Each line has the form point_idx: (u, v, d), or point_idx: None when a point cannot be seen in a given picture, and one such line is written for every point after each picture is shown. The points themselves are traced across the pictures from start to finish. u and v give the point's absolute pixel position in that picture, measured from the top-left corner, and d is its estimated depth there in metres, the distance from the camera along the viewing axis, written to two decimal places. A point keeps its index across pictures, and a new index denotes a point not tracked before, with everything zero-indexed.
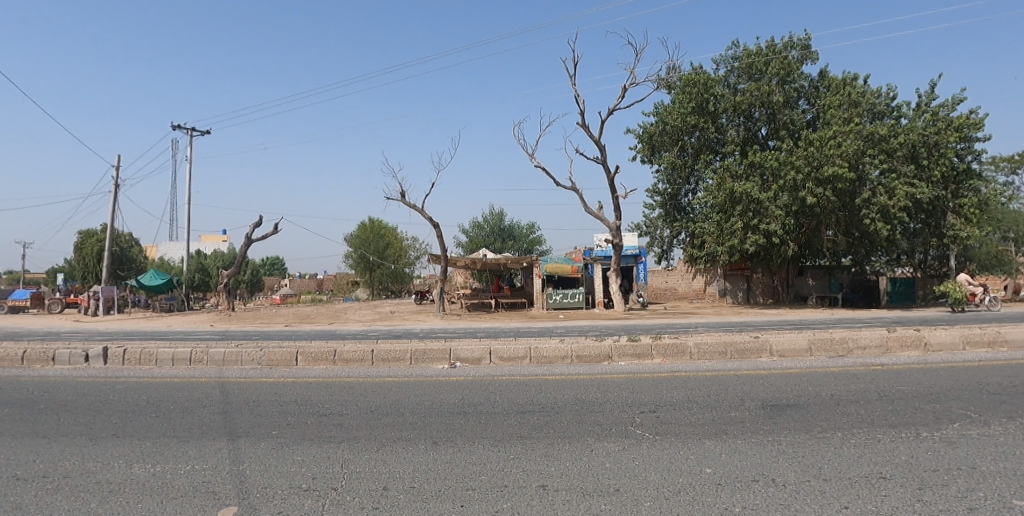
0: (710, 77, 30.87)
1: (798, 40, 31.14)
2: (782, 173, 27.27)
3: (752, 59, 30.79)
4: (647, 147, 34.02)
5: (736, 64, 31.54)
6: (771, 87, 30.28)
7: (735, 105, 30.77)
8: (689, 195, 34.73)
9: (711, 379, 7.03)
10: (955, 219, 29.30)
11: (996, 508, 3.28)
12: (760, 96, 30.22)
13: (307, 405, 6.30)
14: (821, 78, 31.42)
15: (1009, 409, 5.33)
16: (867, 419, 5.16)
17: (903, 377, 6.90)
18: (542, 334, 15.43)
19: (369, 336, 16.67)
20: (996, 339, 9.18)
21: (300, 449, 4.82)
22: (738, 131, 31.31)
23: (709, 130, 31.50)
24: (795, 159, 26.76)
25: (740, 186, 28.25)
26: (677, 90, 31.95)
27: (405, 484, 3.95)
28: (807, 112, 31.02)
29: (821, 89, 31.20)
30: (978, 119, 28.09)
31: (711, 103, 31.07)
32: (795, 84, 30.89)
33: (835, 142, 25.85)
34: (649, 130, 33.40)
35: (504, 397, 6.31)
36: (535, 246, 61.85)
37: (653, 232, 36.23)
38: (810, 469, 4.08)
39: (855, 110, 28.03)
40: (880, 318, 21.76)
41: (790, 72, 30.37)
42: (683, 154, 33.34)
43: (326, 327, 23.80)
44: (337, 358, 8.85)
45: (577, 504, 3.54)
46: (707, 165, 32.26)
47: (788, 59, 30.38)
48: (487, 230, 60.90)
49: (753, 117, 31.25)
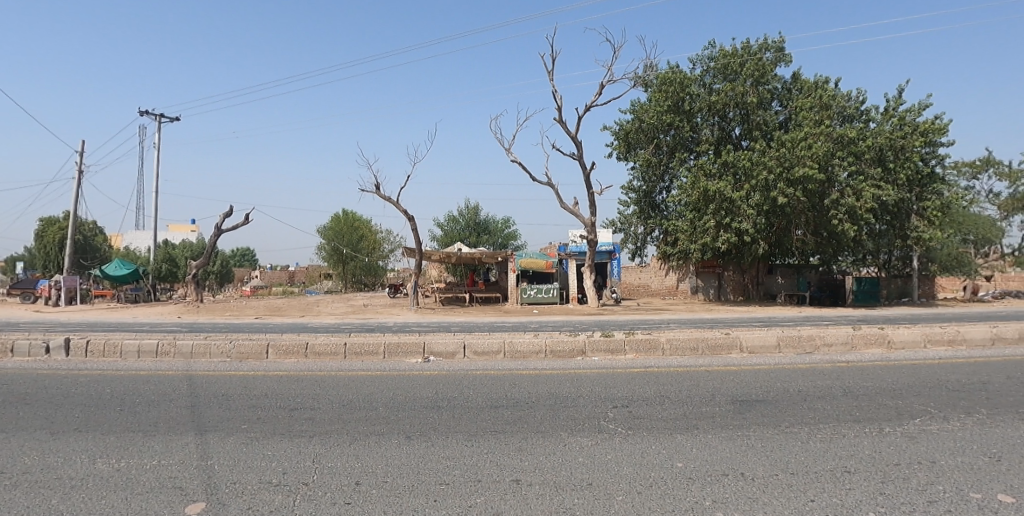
0: (686, 76, 31.16)
1: (772, 43, 31.61)
2: (754, 173, 27.71)
3: (728, 60, 31.10)
4: (623, 144, 34.16)
5: (712, 64, 31.84)
6: (745, 88, 30.71)
7: (711, 105, 31.15)
8: (663, 192, 35.22)
9: (681, 375, 7.12)
10: (918, 221, 30.16)
11: (965, 506, 3.40)
12: (735, 96, 30.57)
13: (279, 399, 6.18)
14: (793, 81, 32.03)
15: (967, 405, 5.55)
16: (833, 414, 5.28)
17: (867, 373, 7.11)
18: (516, 329, 15.33)
19: (341, 330, 16.32)
20: (955, 338, 9.50)
21: (269, 444, 4.74)
22: (713, 130, 31.71)
23: (683, 129, 31.80)
24: (767, 159, 27.23)
25: (714, 185, 28.57)
26: (653, 87, 32.20)
27: (376, 479, 3.93)
28: (779, 113, 31.58)
29: (793, 92, 31.82)
30: (943, 125, 28.97)
31: (687, 102, 31.44)
32: (769, 85, 31.40)
33: (806, 143, 26.50)
34: (626, 127, 33.55)
35: (479, 391, 6.29)
36: (510, 241, 61.69)
37: (627, 229, 36.52)
38: (777, 463, 4.19)
39: (825, 112, 28.65)
40: (848, 317, 22.38)
41: (764, 74, 30.86)
42: (658, 152, 33.68)
43: (298, 320, 23.43)
44: (310, 351, 8.69)
45: (551, 499, 3.56)
46: (682, 163, 32.69)
47: (762, 61, 30.89)
48: (462, 223, 60.91)
49: (727, 117, 31.63)
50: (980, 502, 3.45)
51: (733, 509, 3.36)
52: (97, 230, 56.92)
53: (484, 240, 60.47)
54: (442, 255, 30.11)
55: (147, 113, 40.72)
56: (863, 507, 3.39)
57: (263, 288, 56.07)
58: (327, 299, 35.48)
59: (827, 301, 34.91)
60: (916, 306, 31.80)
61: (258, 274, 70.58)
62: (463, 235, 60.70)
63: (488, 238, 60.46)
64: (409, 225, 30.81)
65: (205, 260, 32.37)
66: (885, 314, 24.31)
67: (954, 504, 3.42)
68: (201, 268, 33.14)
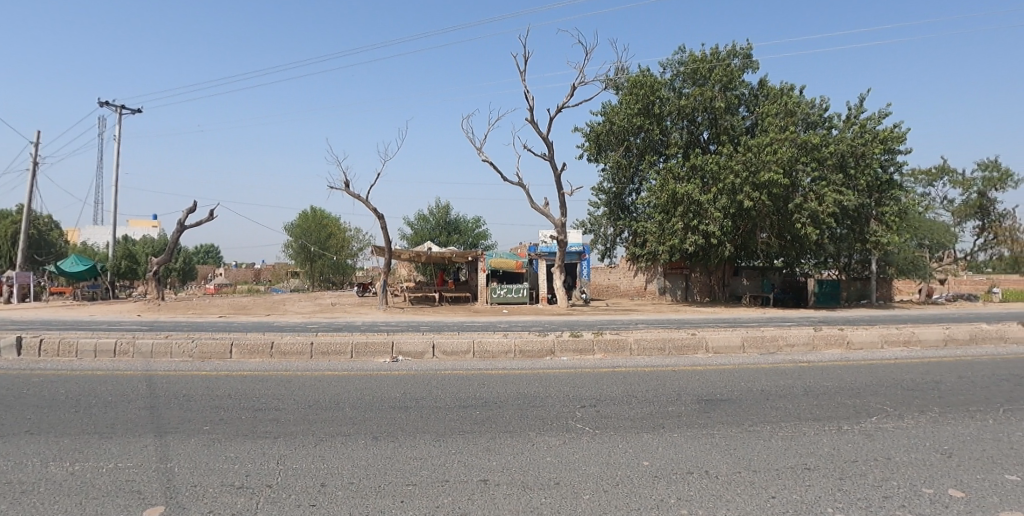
0: (656, 80, 31.59)
1: (740, 49, 32.27)
2: (721, 177, 28.31)
3: (697, 65, 31.65)
4: (594, 146, 34.77)
5: (682, 69, 32.36)
6: (714, 93, 31.27)
7: (680, 109, 31.64)
8: (633, 194, 35.73)
9: (649, 374, 7.21)
10: (877, 226, 31.18)
11: (917, 501, 3.53)
12: (704, 101, 31.10)
13: (243, 400, 6.03)
14: (760, 87, 32.74)
15: (920, 404, 5.76)
16: (794, 413, 5.42)
17: (827, 373, 7.33)
18: (485, 329, 15.31)
19: (307, 329, 16.04)
20: (910, 339, 9.86)
21: (231, 446, 4.62)
22: (682, 134, 32.23)
23: (653, 132, 32.28)
24: (734, 163, 27.84)
25: (683, 187, 29.04)
26: (624, 90, 32.59)
27: (342, 480, 3.87)
28: (746, 119, 32.26)
29: (760, 98, 32.52)
30: (901, 133, 30.01)
31: (657, 105, 31.88)
32: (736, 91, 32.04)
33: (771, 148, 27.17)
34: (597, 129, 34.07)
35: (447, 391, 6.25)
36: (481, 241, 61.59)
37: (597, 230, 36.98)
38: (741, 461, 4.27)
39: (790, 119, 29.39)
40: (809, 318, 23.07)
41: (732, 80, 31.43)
42: (628, 154, 34.15)
43: (264, 319, 22.97)
44: (275, 351, 8.53)
45: (518, 498, 3.57)
46: (651, 166, 33.20)
47: (731, 66, 31.47)
48: (432, 223, 60.61)
49: (696, 121, 32.20)
50: (932, 497, 3.59)
51: (697, 507, 3.41)
52: (53, 225, 54.72)
53: (454, 240, 60.27)
54: (413, 255, 29.82)
55: (108, 105, 39.22)
56: (823, 503, 3.48)
57: (225, 288, 52.42)
58: (294, 297, 34.86)
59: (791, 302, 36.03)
60: (874, 308, 32.97)
61: (223, 272, 68.76)
62: (433, 235, 60.38)
63: (459, 238, 60.18)
64: (378, 223, 30.52)
65: (167, 257, 31.45)
66: (845, 316, 25.12)
67: (908, 499, 3.54)
68: (163, 265, 32.13)
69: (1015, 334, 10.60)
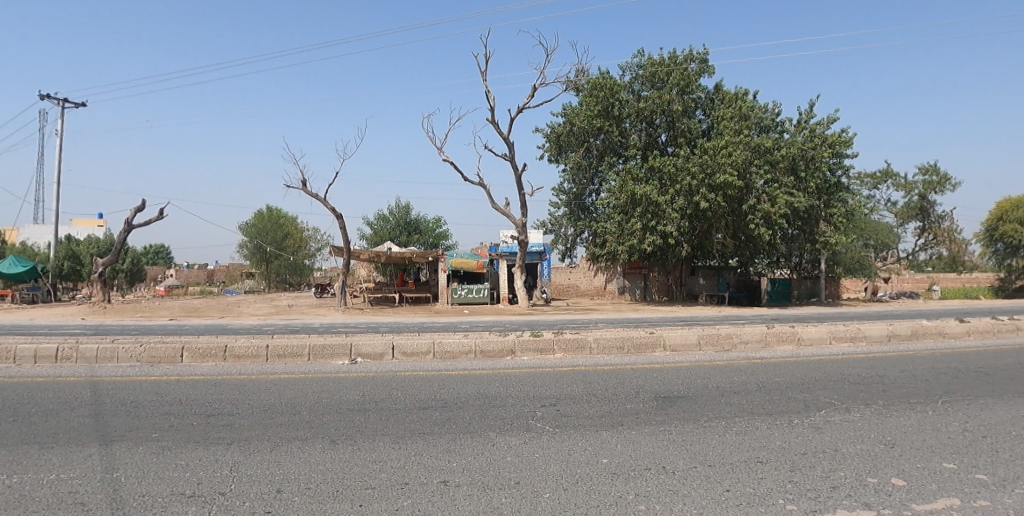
0: (616, 82, 32.07)
1: (696, 54, 33.06)
2: (679, 178, 29.00)
3: (656, 68, 32.25)
4: (554, 147, 35.08)
5: (640, 72, 32.94)
6: (671, 96, 31.94)
7: (639, 111, 32.21)
8: (593, 195, 36.23)
9: (609, 373, 7.31)
10: (826, 227, 32.47)
11: (863, 490, 3.68)
12: (661, 104, 31.73)
13: (195, 405, 5.83)
14: (716, 91, 33.61)
15: (865, 397, 6.02)
16: (748, 408, 5.59)
17: (779, 369, 7.58)
18: (446, 330, 15.26)
19: (262, 331, 15.66)
20: (857, 335, 10.31)
21: (182, 453, 4.47)
22: (640, 136, 32.86)
23: (613, 133, 32.80)
24: (691, 165, 28.57)
25: (641, 189, 29.59)
26: (585, 92, 32.98)
27: (299, 486, 3.80)
28: (702, 122, 33.09)
29: (715, 102, 33.37)
30: (848, 138, 31.37)
31: (616, 108, 32.38)
32: (693, 95, 32.82)
33: (726, 151, 27.98)
34: (558, 130, 34.33)
35: (407, 392, 6.20)
36: (441, 241, 61.33)
37: (557, 230, 37.44)
38: (696, 456, 4.37)
39: (744, 123, 30.29)
40: (762, 316, 23.86)
41: (689, 84, 32.20)
42: (588, 155, 34.63)
43: (217, 321, 22.30)
44: (229, 354, 8.29)
45: (478, 498, 3.56)
46: (610, 167, 33.73)
47: (688, 71, 32.21)
48: (392, 223, 59.98)
49: (654, 124, 32.83)
50: (877, 486, 3.75)
51: (654, 502, 3.47)
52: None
53: (414, 240, 59.82)
54: (372, 255, 29.49)
55: (49, 98, 37.25)
56: (774, 495, 3.59)
57: (180, 288, 52.11)
58: (249, 299, 33.94)
59: (745, 301, 37.27)
60: (823, 306, 34.37)
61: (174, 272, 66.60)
62: (393, 234, 59.78)
63: (419, 238, 59.71)
64: (337, 223, 30.07)
65: (115, 258, 30.16)
66: (795, 314, 26.11)
67: (855, 489, 3.69)
68: (110, 266, 30.83)
69: (952, 330, 11.23)
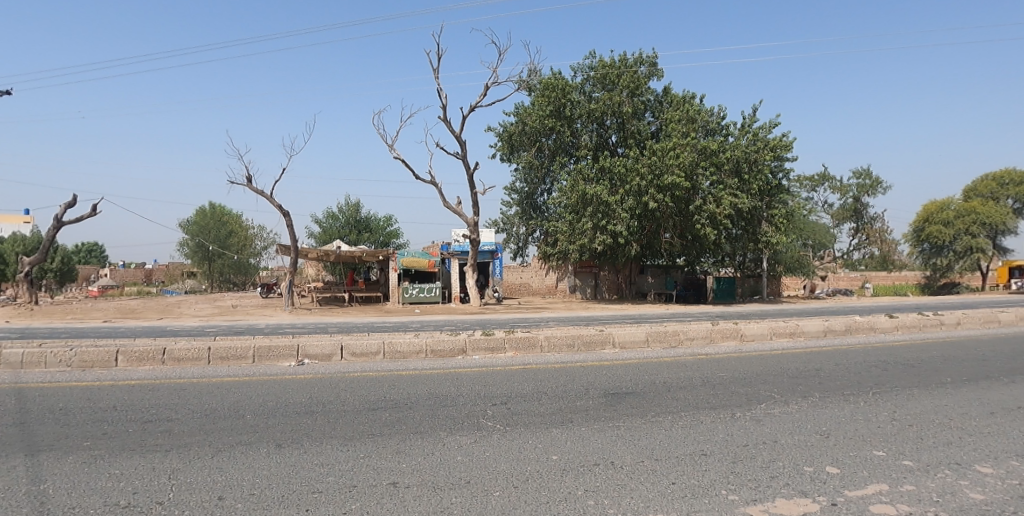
0: (568, 83, 32.47)
1: (646, 57, 33.85)
2: (628, 179, 29.70)
3: (606, 70, 32.83)
4: (507, 146, 35.26)
5: (591, 74, 33.45)
6: (621, 98, 32.53)
7: (590, 112, 32.75)
8: (545, 194, 36.66)
9: (559, 371, 7.40)
10: (768, 228, 33.45)
11: (800, 479, 3.85)
12: (612, 106, 32.23)
13: (131, 411, 5.56)
14: (664, 94, 34.46)
15: (803, 389, 6.32)
16: (693, 403, 5.77)
17: (723, 364, 7.87)
18: (395, 330, 15.11)
19: (201, 333, 15.07)
20: (796, 330, 10.81)
21: (116, 462, 4.26)
22: (592, 136, 33.43)
23: (564, 134, 33.26)
24: (640, 167, 29.28)
25: (592, 189, 30.16)
26: (537, 92, 33.24)
27: (242, 492, 3.68)
28: (651, 124, 33.89)
29: (664, 104, 34.24)
30: (789, 142, 32.58)
31: (568, 108, 32.79)
32: (642, 97, 33.58)
33: (674, 152, 28.75)
34: (510, 130, 34.60)
35: (356, 394, 6.10)
36: (393, 239, 60.59)
37: (509, 229, 37.68)
38: (643, 451, 4.48)
39: (691, 125, 31.15)
40: (707, 313, 24.58)
41: (639, 86, 32.93)
42: (540, 155, 35.07)
43: (155, 323, 21.32)
44: (168, 357, 7.93)
45: (427, 499, 3.54)
46: (562, 167, 34.20)
47: (637, 74, 32.93)
48: (342, 221, 58.87)
49: (605, 125, 33.42)
50: (813, 474, 3.94)
51: (602, 497, 3.53)
52: None
53: (364, 238, 58.87)
54: (321, 254, 28.95)
55: None
56: (717, 486, 3.72)
57: (112, 288, 50.04)
58: (190, 299, 32.54)
59: (691, 299, 38.39)
60: (765, 304, 35.86)
61: (109, 272, 63.33)
62: (343, 233, 58.70)
63: (369, 236, 58.81)
64: (284, 221, 29.30)
65: (43, 257, 28.40)
66: (739, 311, 27.11)
67: (792, 478, 3.87)
68: (38, 265, 29.04)
69: (883, 325, 11.92)
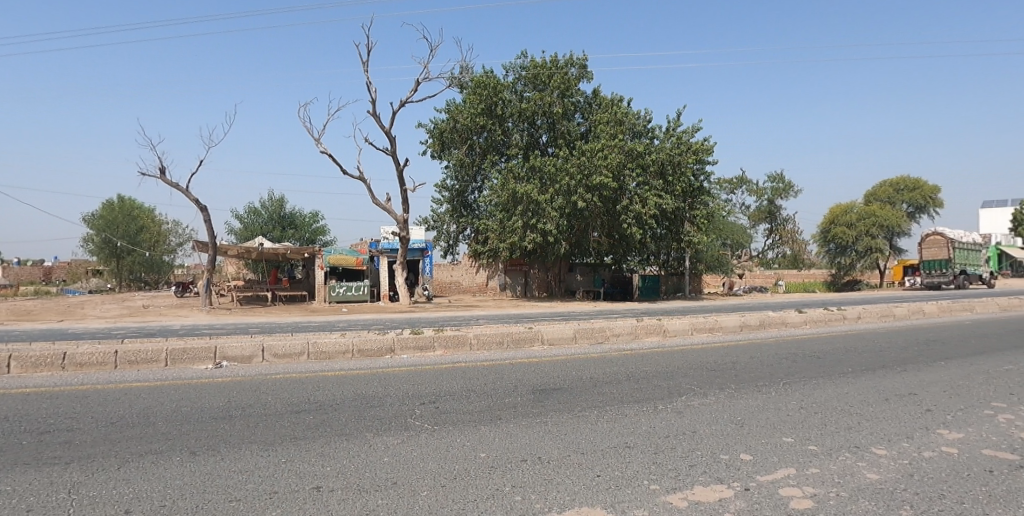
0: (499, 82, 32.75)
1: (577, 59, 34.58)
2: (557, 179, 30.41)
3: (538, 71, 33.31)
4: (438, 143, 35.15)
5: (523, 73, 33.82)
6: (552, 99, 33.15)
7: (520, 111, 33.20)
8: (475, 192, 36.59)
9: (489, 368, 7.48)
10: (690, 227, 35.05)
11: (717, 467, 4.09)
12: (542, 106, 32.92)
13: (24, 422, 5.11)
14: (594, 96, 35.33)
15: (719, 382, 6.70)
16: (618, 397, 5.98)
17: (647, 358, 8.21)
18: (317, 330, 14.79)
19: (102, 336, 14.14)
20: (715, 325, 11.44)
21: (6, 478, 3.91)
22: (522, 135, 33.84)
23: (495, 132, 33.54)
24: (569, 166, 30.00)
25: (522, 188, 30.60)
26: (468, 90, 33.31)
27: (152, 504, 3.49)
28: (581, 125, 34.65)
29: (594, 106, 35.10)
30: (710, 146, 34.07)
31: (499, 107, 33.10)
32: (573, 98, 34.12)
33: (602, 153, 29.59)
34: (441, 127, 34.53)
35: (279, 396, 5.92)
36: (319, 236, 58.82)
37: (440, 227, 37.37)
38: (570, 445, 4.61)
39: (619, 127, 32.08)
40: (633, 310, 25.41)
41: (570, 87, 33.58)
42: (471, 153, 35.03)
43: (53, 325, 19.71)
44: (69, 362, 7.36)
45: (352, 502, 3.49)
46: (492, 165, 34.44)
47: (568, 75, 33.57)
48: (265, 217, 56.60)
49: (536, 125, 33.95)
50: (727, 462, 4.20)
51: (529, 492, 3.62)
52: None
53: (288, 235, 56.83)
54: (241, 250, 27.85)
55: None
56: (639, 476, 3.89)
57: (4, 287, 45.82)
58: (96, 299, 30.25)
59: (619, 296, 39.42)
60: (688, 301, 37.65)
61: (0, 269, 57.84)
62: (266, 229, 56.43)
63: (294, 233, 56.82)
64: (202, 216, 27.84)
65: None
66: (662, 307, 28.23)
67: (708, 466, 4.11)
68: None
69: (793, 319, 12.81)
